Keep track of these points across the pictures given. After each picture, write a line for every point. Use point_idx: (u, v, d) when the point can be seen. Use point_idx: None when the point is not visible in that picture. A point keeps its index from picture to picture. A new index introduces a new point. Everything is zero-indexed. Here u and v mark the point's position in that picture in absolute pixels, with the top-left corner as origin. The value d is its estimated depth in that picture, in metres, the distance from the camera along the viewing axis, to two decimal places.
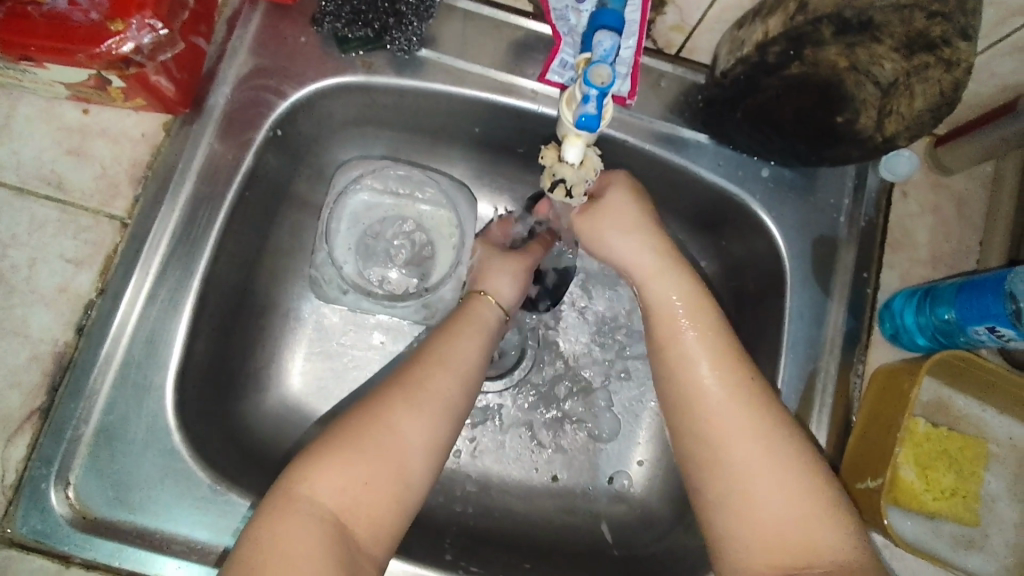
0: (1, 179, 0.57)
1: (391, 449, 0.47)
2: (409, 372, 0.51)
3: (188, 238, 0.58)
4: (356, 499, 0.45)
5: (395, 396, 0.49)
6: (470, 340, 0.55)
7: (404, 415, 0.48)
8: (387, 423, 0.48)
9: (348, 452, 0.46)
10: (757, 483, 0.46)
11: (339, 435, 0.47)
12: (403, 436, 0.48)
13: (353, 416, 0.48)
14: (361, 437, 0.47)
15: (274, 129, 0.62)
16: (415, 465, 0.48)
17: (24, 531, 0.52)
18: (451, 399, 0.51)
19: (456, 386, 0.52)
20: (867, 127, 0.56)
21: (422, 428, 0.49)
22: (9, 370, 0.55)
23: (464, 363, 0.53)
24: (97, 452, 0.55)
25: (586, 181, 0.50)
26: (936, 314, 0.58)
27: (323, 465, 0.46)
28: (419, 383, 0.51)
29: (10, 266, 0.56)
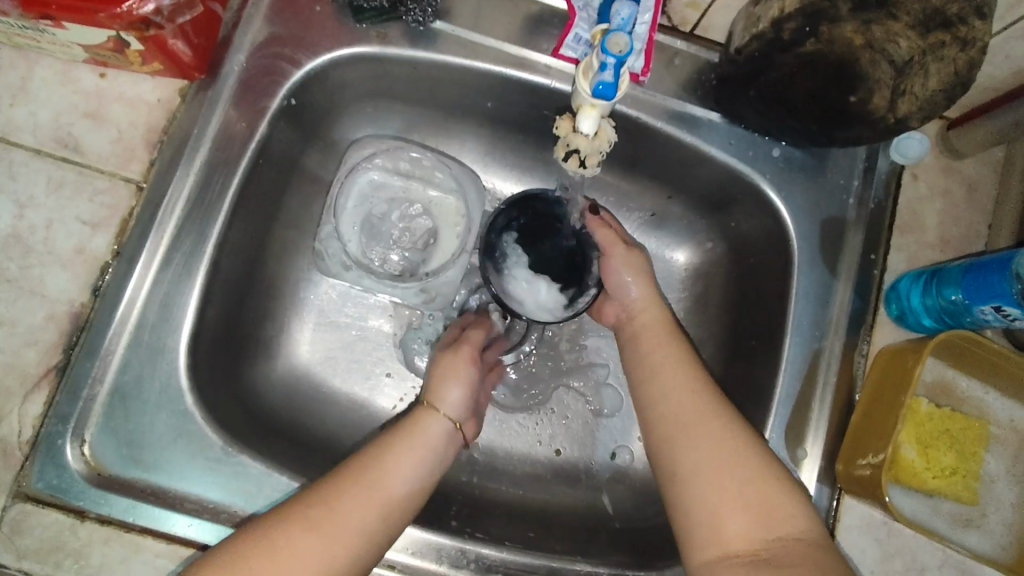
0: (18, 141, 0.57)
1: (309, 560, 0.47)
2: (345, 474, 0.52)
3: (201, 206, 0.59)
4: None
5: (299, 520, 0.48)
6: (417, 449, 0.55)
7: (328, 522, 0.48)
8: (310, 529, 0.48)
9: (269, 553, 0.46)
10: (726, 471, 0.50)
11: (264, 535, 0.48)
12: (296, 565, 0.46)
13: (259, 533, 0.48)
14: (283, 540, 0.47)
15: (288, 99, 0.62)
16: (349, 540, 0.49)
17: (40, 486, 0.54)
18: (385, 506, 0.51)
19: (367, 525, 0.50)
20: (880, 108, 0.56)
21: (311, 564, 0.47)
22: (27, 328, 0.55)
23: (408, 477, 0.53)
24: (112, 411, 0.56)
25: (600, 153, 0.53)
26: (942, 296, 0.59)
27: (243, 565, 0.46)
28: (354, 489, 0.51)
29: (28, 226, 0.57)
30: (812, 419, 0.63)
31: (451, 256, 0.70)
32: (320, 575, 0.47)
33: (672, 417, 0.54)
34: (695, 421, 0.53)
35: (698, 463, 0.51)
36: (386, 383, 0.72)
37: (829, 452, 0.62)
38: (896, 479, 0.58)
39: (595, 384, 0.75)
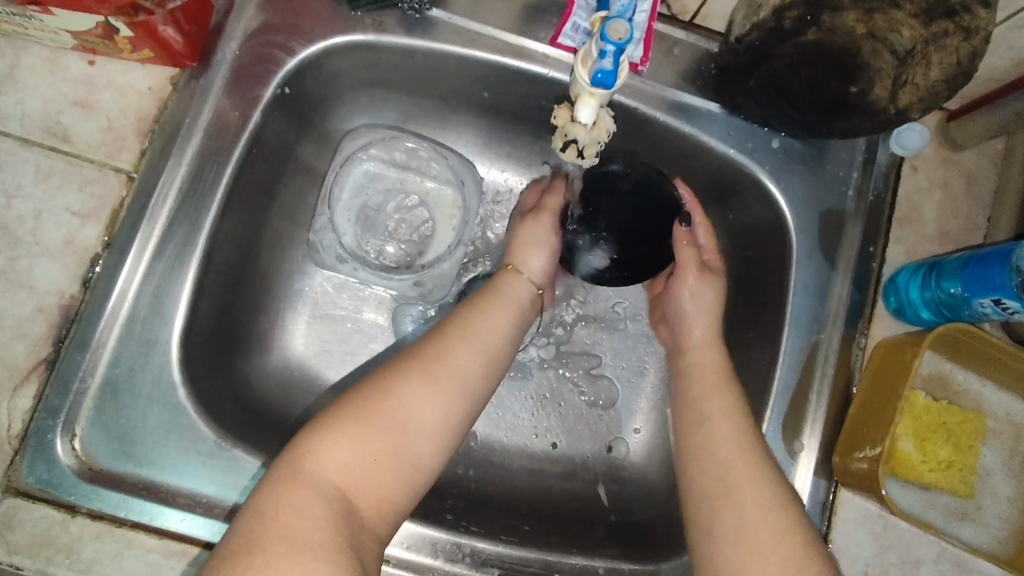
0: (6, 129, 0.56)
1: (399, 429, 0.49)
2: (421, 349, 0.53)
3: (194, 196, 0.58)
4: (364, 472, 0.47)
5: (407, 374, 0.51)
6: (497, 318, 0.58)
7: (417, 390, 0.50)
8: (399, 397, 0.50)
9: (364, 423, 0.48)
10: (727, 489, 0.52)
11: (347, 409, 0.48)
12: (410, 410, 0.49)
13: (370, 383, 0.50)
14: (367, 412, 0.48)
15: (282, 87, 0.61)
16: (455, 393, 0.52)
17: (31, 480, 0.53)
18: (467, 370, 0.53)
19: (472, 363, 0.54)
20: (881, 99, 0.56)
21: (430, 404, 0.50)
22: (15, 320, 0.55)
23: (491, 338, 0.56)
24: (103, 404, 0.55)
25: (598, 143, 0.50)
26: (941, 289, 0.58)
27: (336, 429, 0.47)
28: (434, 356, 0.53)
29: (16, 217, 0.56)
30: (809, 412, 0.63)
31: (446, 249, 0.71)
32: (412, 445, 0.49)
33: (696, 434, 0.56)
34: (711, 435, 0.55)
35: (723, 454, 0.54)
36: None
37: (826, 446, 0.62)
38: (892, 472, 0.58)
39: (592, 378, 0.75)
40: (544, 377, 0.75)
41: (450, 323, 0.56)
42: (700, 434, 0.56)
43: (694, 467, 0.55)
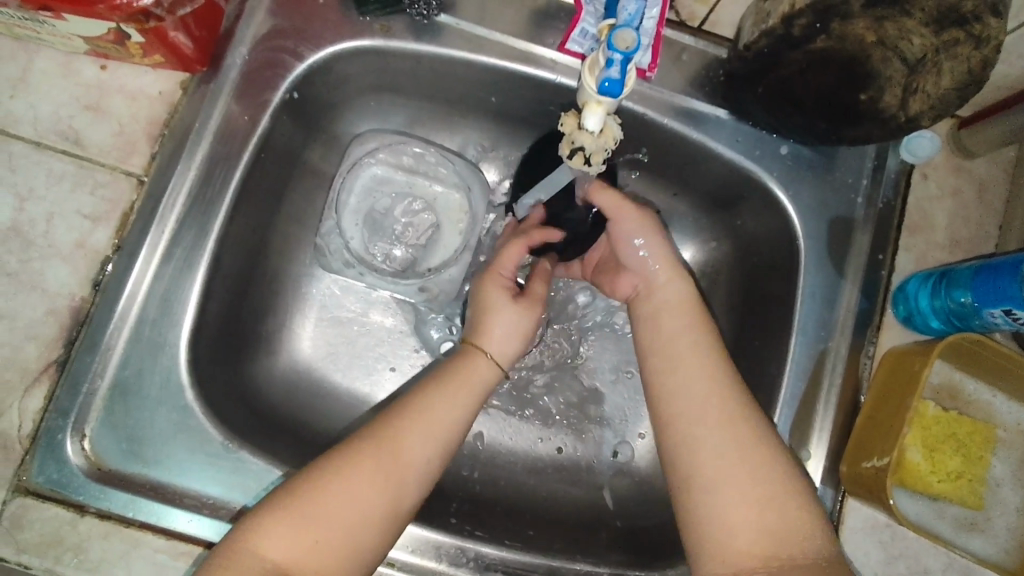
0: (19, 133, 0.57)
1: (344, 510, 0.48)
2: (365, 442, 0.51)
3: (202, 200, 0.58)
4: (303, 559, 0.46)
5: (350, 463, 0.49)
6: (451, 397, 0.55)
7: (352, 478, 0.49)
8: (338, 491, 0.48)
9: (300, 514, 0.47)
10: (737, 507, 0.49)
11: (294, 498, 0.47)
12: (353, 498, 0.48)
13: (308, 476, 0.49)
14: (310, 504, 0.47)
15: (290, 92, 0.61)
16: (403, 470, 0.51)
17: (41, 480, 0.53)
18: (410, 477, 0.51)
19: (424, 461, 0.52)
20: (891, 106, 0.55)
21: (373, 488, 0.49)
22: (27, 322, 0.55)
23: (440, 428, 0.53)
24: (112, 406, 0.55)
25: (605, 151, 0.49)
26: (951, 298, 0.58)
27: (275, 531, 0.46)
28: (387, 451, 0.50)
29: (28, 219, 0.56)
30: (816, 421, 0.62)
31: (452, 254, 0.71)
32: (350, 528, 0.48)
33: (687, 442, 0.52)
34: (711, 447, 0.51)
35: (721, 471, 0.50)
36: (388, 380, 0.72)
37: (832, 455, 0.62)
38: (900, 483, 0.58)
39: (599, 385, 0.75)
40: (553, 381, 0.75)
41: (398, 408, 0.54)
42: (694, 438, 0.52)
43: (694, 486, 0.50)
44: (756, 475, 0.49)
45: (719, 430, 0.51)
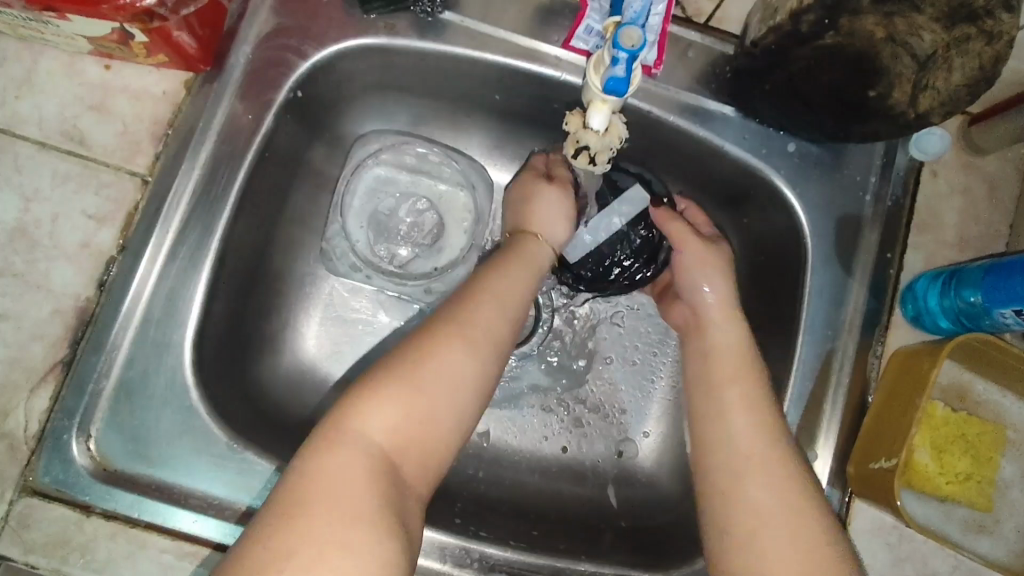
0: (24, 134, 0.57)
1: (446, 383, 0.47)
2: (452, 313, 0.51)
3: (207, 199, 0.58)
4: (408, 435, 0.46)
5: (449, 333, 0.49)
6: (516, 277, 0.56)
7: (455, 349, 0.49)
8: (440, 364, 0.48)
9: (406, 397, 0.46)
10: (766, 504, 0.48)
11: (402, 372, 0.47)
12: (451, 370, 0.48)
13: (407, 352, 0.48)
14: (416, 381, 0.47)
15: (294, 91, 0.61)
16: (493, 348, 0.51)
17: (47, 480, 0.53)
18: (497, 336, 0.51)
19: (502, 323, 0.52)
20: (900, 103, 0.55)
21: (470, 367, 0.49)
22: (33, 322, 0.55)
23: (510, 302, 0.54)
24: (118, 406, 0.55)
25: (610, 150, 0.50)
26: (961, 297, 0.57)
27: (389, 407, 0.45)
28: (473, 332, 0.50)
29: (34, 220, 0.56)
30: (823, 421, 0.62)
31: (459, 253, 0.71)
32: (455, 404, 0.48)
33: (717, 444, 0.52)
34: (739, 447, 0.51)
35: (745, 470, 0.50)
36: None
37: (839, 455, 0.61)
38: (908, 484, 0.57)
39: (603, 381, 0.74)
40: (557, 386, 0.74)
41: (472, 288, 0.54)
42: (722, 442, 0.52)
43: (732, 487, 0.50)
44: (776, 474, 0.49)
45: (747, 431, 0.52)
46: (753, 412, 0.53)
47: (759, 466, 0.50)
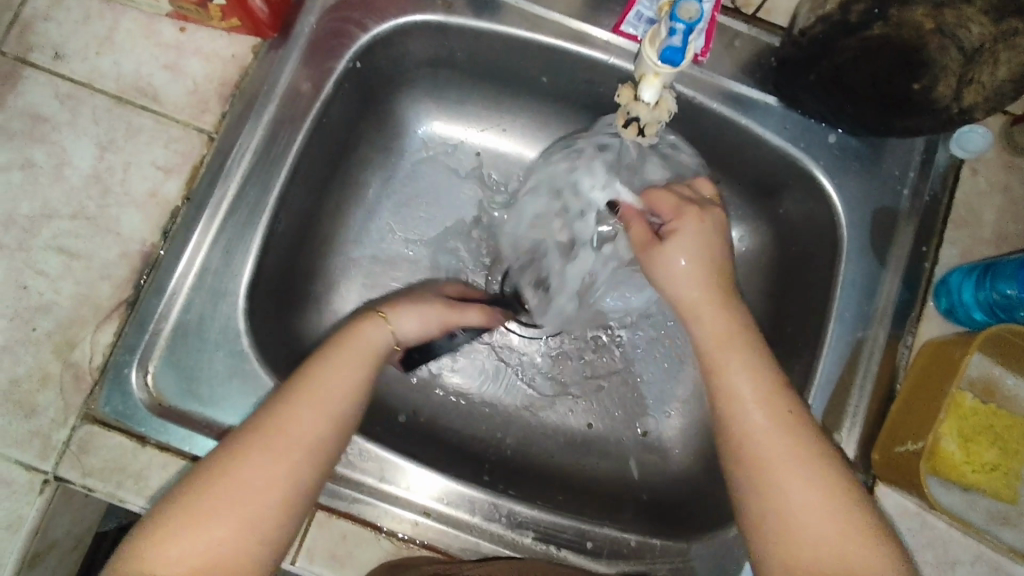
0: (101, 87, 0.60)
1: (245, 494, 0.47)
2: (270, 413, 0.50)
3: (267, 158, 0.62)
4: (215, 558, 0.45)
5: (243, 442, 0.49)
6: (347, 371, 0.54)
7: (253, 459, 0.48)
8: (229, 473, 0.47)
9: (211, 517, 0.45)
10: (820, 509, 0.47)
11: (198, 495, 0.46)
12: (243, 483, 0.47)
13: (217, 463, 0.48)
14: (214, 501, 0.46)
15: (353, 61, 0.64)
16: (302, 452, 0.49)
17: (107, 410, 0.57)
18: (310, 443, 0.50)
19: (322, 426, 0.51)
20: (945, 96, 0.56)
21: (261, 471, 0.48)
22: (102, 262, 0.58)
23: (334, 399, 0.52)
24: (174, 346, 0.59)
25: (659, 123, 0.51)
26: (996, 290, 0.58)
27: (181, 538, 0.45)
28: (264, 435, 0.49)
29: (107, 167, 0.60)
30: (850, 407, 0.63)
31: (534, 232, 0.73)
32: (255, 518, 0.47)
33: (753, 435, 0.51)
34: (786, 442, 0.50)
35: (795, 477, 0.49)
36: None
37: (863, 440, 0.63)
38: (933, 470, 0.58)
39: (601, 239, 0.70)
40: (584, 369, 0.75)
41: (295, 379, 0.53)
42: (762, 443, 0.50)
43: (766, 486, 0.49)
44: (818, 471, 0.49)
45: (766, 412, 0.51)
46: (757, 383, 0.53)
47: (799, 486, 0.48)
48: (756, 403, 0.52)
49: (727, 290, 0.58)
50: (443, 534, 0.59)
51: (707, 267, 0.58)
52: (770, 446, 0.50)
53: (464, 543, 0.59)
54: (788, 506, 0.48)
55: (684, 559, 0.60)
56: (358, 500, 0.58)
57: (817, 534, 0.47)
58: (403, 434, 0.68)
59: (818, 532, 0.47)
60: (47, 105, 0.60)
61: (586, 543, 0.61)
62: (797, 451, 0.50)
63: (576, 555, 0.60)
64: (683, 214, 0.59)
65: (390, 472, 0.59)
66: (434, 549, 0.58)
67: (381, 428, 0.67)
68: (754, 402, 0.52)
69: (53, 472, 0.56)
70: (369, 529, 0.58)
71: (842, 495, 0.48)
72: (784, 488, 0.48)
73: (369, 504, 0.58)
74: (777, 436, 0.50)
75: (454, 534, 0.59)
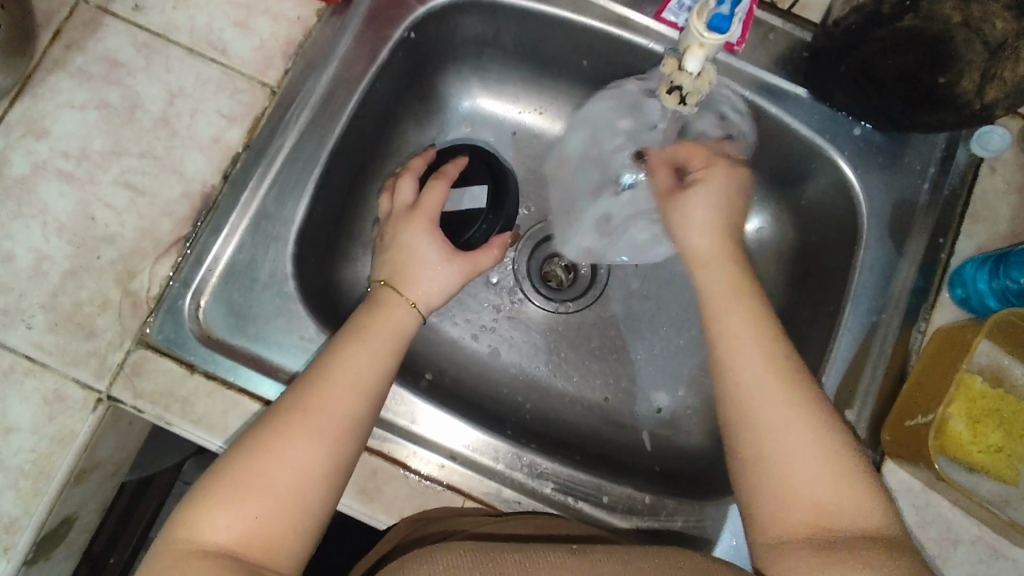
0: (176, 39, 0.65)
1: (286, 474, 0.48)
2: (302, 394, 0.51)
3: (324, 115, 0.65)
4: (259, 534, 0.46)
5: (275, 426, 0.50)
6: (374, 352, 0.55)
7: (288, 441, 0.49)
8: (265, 454, 0.48)
9: (252, 496, 0.47)
10: (801, 472, 0.50)
11: (236, 476, 0.47)
12: (280, 464, 0.48)
13: (249, 447, 0.49)
14: (253, 482, 0.47)
15: (409, 31, 0.68)
16: (337, 430, 0.51)
17: (160, 337, 0.60)
18: (346, 421, 0.51)
19: (355, 403, 0.52)
20: (968, 91, 0.59)
21: (296, 452, 0.49)
22: (165, 200, 0.62)
23: (364, 379, 0.53)
24: (226, 283, 0.62)
25: (700, 93, 0.56)
26: (1010, 278, 0.61)
27: (224, 516, 0.46)
28: (295, 417, 0.50)
29: (176, 113, 0.64)
30: (861, 387, 0.66)
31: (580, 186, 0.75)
32: (294, 496, 0.48)
33: (749, 400, 0.53)
34: (777, 406, 0.52)
35: (784, 440, 0.51)
36: (462, 317, 0.78)
37: (873, 419, 0.65)
38: (942, 448, 0.60)
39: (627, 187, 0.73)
40: (605, 345, 0.78)
41: (324, 360, 0.54)
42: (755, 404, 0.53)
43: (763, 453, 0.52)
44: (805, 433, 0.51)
45: (769, 376, 0.54)
46: (759, 341, 0.55)
47: (788, 450, 0.51)
48: (740, 358, 0.55)
49: (739, 258, 0.60)
50: (467, 477, 0.61)
51: (721, 219, 0.61)
52: (760, 398, 0.53)
53: (487, 488, 0.61)
54: (777, 475, 0.51)
55: (699, 521, 0.62)
56: (389, 440, 0.61)
57: (805, 481, 0.50)
58: (427, 390, 0.70)
59: (805, 479, 0.50)
60: (124, 52, 0.64)
61: (602, 497, 0.64)
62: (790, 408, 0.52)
63: (592, 506, 0.63)
64: (713, 166, 0.62)
65: (421, 416, 0.63)
66: (458, 492, 0.61)
67: (409, 379, 0.70)
68: (751, 362, 0.54)
69: (106, 391, 0.59)
70: (397, 468, 0.60)
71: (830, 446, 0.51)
72: (772, 438, 0.51)
73: (399, 444, 0.61)
74: (767, 388, 0.53)
75: (478, 479, 0.61)
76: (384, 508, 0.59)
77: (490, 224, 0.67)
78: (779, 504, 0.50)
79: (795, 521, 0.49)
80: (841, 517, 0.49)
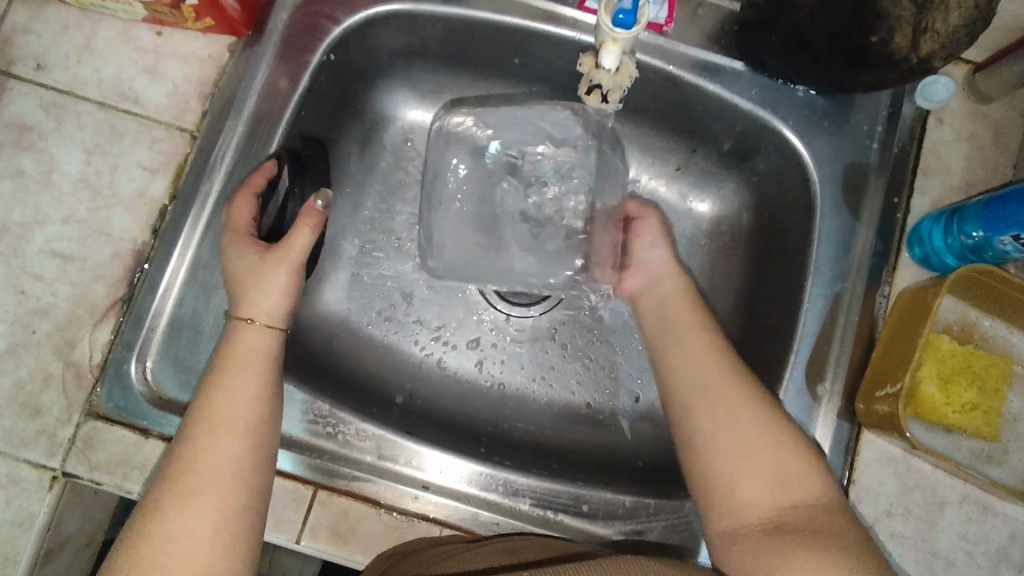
0: (84, 94, 0.62)
1: (189, 542, 0.46)
2: (178, 456, 0.50)
3: (248, 154, 0.63)
4: None
5: (164, 498, 0.48)
6: (244, 389, 0.53)
7: (181, 509, 0.47)
8: (159, 532, 0.46)
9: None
10: (745, 446, 0.53)
11: (130, 560, 0.45)
12: (180, 534, 0.46)
13: (137, 531, 0.46)
14: (146, 560, 0.45)
15: (327, 54, 0.65)
16: (228, 481, 0.49)
17: (110, 406, 0.58)
18: (237, 469, 0.50)
19: (238, 448, 0.51)
20: (901, 48, 0.56)
21: (196, 517, 0.47)
22: (95, 263, 0.60)
23: (238, 421, 0.52)
24: (169, 342, 0.60)
25: (620, 87, 0.63)
26: (964, 233, 0.60)
27: None
28: (183, 482, 0.48)
29: (95, 172, 0.61)
30: (833, 359, 0.64)
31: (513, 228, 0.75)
32: (196, 560, 0.46)
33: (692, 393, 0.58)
34: (717, 391, 0.57)
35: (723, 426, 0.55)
36: (425, 337, 0.75)
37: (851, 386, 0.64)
38: (914, 414, 0.60)
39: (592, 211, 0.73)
40: (577, 343, 0.77)
41: (191, 417, 0.52)
42: (699, 399, 0.57)
43: (705, 439, 0.55)
44: (745, 415, 0.55)
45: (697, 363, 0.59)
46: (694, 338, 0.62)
47: (734, 425, 0.55)
48: (706, 371, 0.59)
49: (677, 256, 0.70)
50: (442, 505, 0.62)
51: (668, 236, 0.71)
52: (702, 395, 0.57)
53: (463, 513, 0.62)
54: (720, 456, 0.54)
55: (682, 516, 0.64)
56: (358, 478, 0.61)
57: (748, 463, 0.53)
58: (398, 416, 0.69)
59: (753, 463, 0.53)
60: (32, 116, 0.61)
61: (582, 506, 0.64)
62: (733, 395, 0.56)
63: (572, 517, 0.63)
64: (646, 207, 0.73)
65: (387, 449, 0.62)
66: (435, 522, 0.62)
67: (377, 409, 0.68)
68: (698, 372, 0.59)
69: (61, 468, 0.58)
70: (369, 505, 0.61)
71: (780, 437, 0.53)
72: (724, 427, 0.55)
73: (368, 481, 0.61)
74: (715, 377, 0.58)
75: (453, 506, 0.62)
76: (360, 548, 0.61)
77: (302, 190, 0.65)
78: (733, 489, 0.53)
79: (746, 507, 0.52)
80: (787, 500, 0.50)
